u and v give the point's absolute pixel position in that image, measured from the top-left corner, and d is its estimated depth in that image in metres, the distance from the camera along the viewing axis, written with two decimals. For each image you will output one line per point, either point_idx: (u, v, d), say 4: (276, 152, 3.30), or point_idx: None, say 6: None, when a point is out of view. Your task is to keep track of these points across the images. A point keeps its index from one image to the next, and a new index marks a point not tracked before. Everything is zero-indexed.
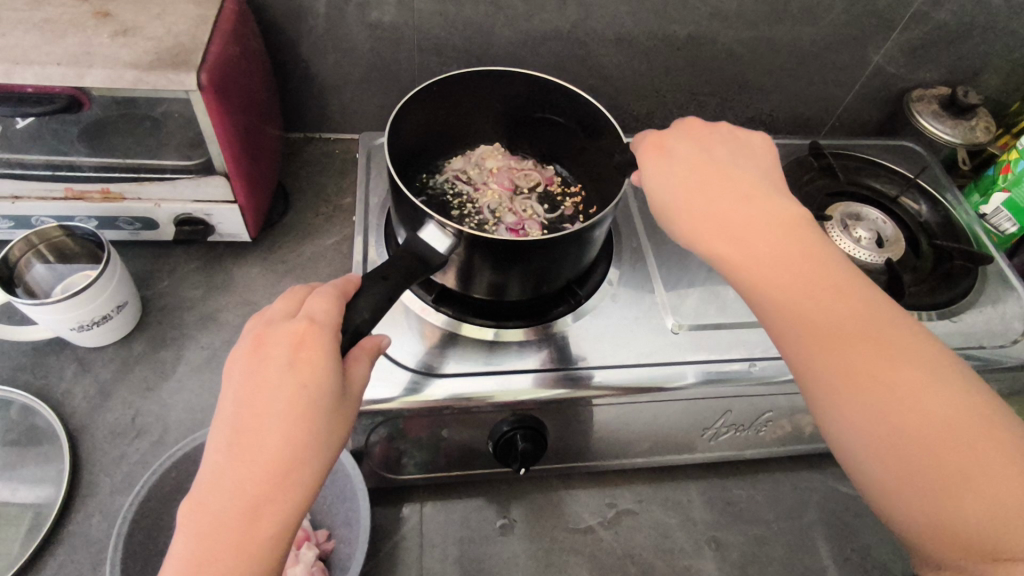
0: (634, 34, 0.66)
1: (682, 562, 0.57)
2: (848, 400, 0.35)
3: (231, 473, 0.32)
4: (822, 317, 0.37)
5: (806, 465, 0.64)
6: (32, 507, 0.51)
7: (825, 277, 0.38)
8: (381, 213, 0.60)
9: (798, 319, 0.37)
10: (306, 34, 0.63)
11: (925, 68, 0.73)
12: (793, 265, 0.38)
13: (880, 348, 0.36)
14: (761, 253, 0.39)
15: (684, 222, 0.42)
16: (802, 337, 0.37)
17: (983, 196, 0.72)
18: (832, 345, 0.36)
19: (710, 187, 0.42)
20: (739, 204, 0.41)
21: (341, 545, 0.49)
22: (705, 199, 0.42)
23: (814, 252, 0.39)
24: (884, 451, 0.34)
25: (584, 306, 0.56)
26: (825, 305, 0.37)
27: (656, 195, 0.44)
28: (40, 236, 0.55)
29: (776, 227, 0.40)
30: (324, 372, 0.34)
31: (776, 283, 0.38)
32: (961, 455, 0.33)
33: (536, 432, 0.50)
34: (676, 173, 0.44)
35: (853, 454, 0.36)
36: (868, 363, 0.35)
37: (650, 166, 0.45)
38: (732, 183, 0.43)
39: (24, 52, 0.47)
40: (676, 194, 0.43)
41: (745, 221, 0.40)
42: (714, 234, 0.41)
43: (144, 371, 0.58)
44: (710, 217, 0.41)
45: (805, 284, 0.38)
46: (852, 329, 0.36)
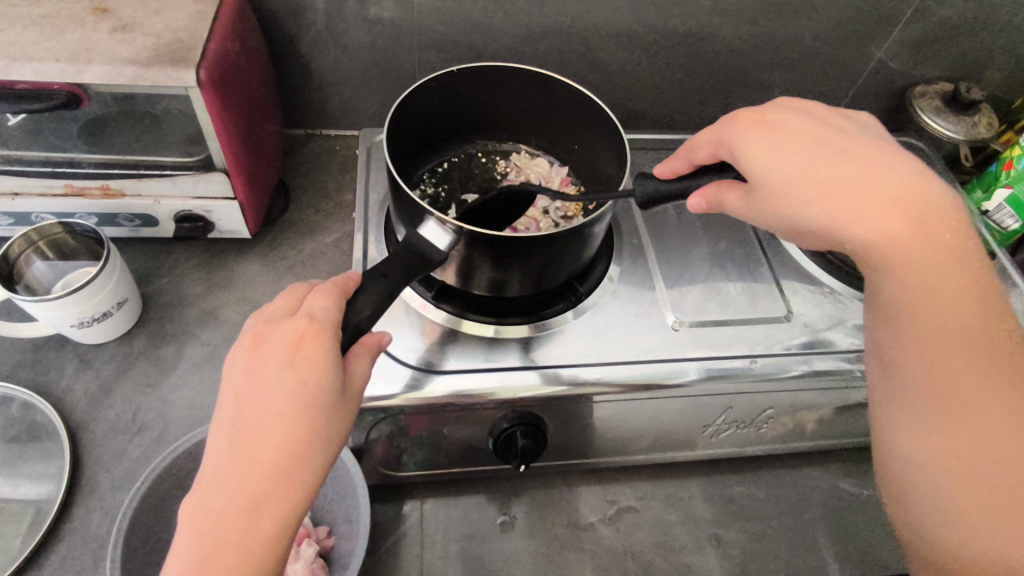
0: (635, 29, 0.66)
1: (682, 559, 0.57)
2: (959, 416, 0.40)
3: (229, 470, 0.32)
4: (972, 336, 0.40)
5: (808, 462, 0.64)
6: (33, 504, 0.51)
7: (965, 290, 0.41)
8: (381, 210, 0.60)
9: (937, 329, 0.40)
10: (306, 30, 0.63)
11: (928, 63, 0.73)
12: (922, 243, 0.40)
13: (1003, 377, 0.40)
14: (909, 244, 0.40)
15: (824, 205, 0.40)
16: (944, 346, 0.40)
17: (985, 192, 0.72)
18: (962, 362, 0.40)
19: (844, 159, 0.41)
20: (892, 189, 0.40)
21: (341, 542, 0.49)
22: (847, 182, 0.40)
23: (966, 259, 0.41)
24: (941, 464, 0.41)
25: (585, 302, 0.56)
26: (972, 322, 0.40)
27: (776, 169, 0.41)
28: (39, 233, 0.55)
29: (936, 227, 0.40)
30: (324, 368, 0.34)
31: (925, 286, 0.40)
32: (1012, 486, 0.39)
33: (535, 428, 0.50)
34: (810, 147, 0.41)
35: (908, 453, 0.42)
36: (984, 393, 0.40)
37: (761, 139, 0.42)
38: (889, 167, 0.41)
39: (23, 48, 0.47)
40: (816, 173, 0.40)
41: (920, 215, 0.40)
42: (881, 218, 0.39)
43: (144, 367, 0.58)
44: (873, 209, 0.39)
45: (955, 300, 0.40)
46: (968, 352, 0.40)
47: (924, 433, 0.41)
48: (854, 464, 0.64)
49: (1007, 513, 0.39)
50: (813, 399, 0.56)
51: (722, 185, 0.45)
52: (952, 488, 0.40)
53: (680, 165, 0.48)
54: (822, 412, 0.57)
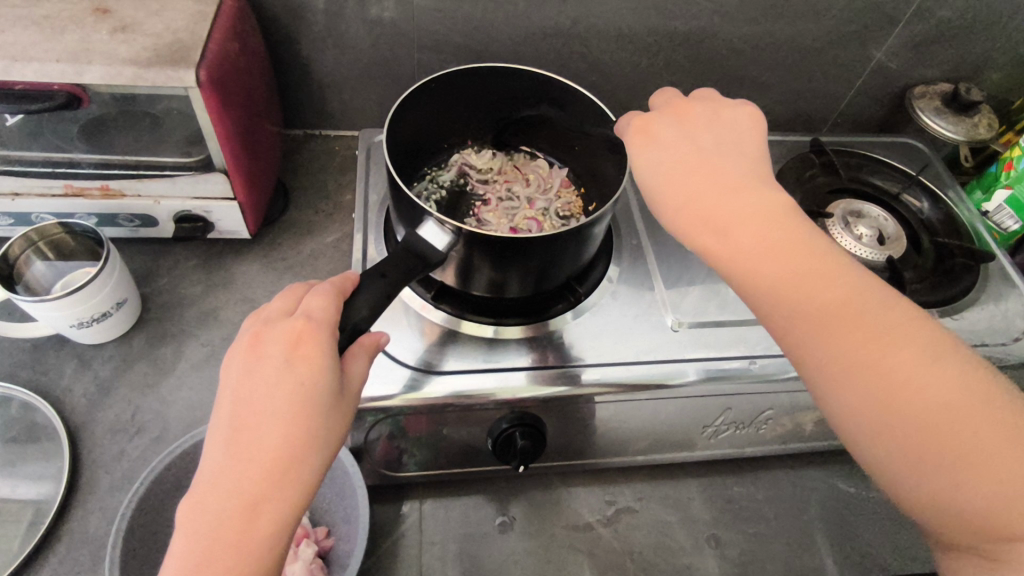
0: (635, 30, 0.66)
1: (681, 560, 0.57)
2: (868, 396, 0.34)
3: (228, 470, 0.32)
4: (823, 313, 0.36)
5: (807, 463, 0.64)
6: (32, 504, 0.51)
7: (805, 263, 0.37)
8: (381, 210, 0.60)
9: (794, 320, 0.37)
10: (306, 30, 0.63)
11: (929, 64, 0.73)
12: (772, 243, 0.38)
13: (881, 338, 0.35)
14: (733, 236, 0.39)
15: (670, 210, 0.41)
16: (806, 339, 0.36)
17: (985, 193, 0.72)
18: (836, 335, 0.35)
19: (693, 172, 0.41)
20: (710, 186, 0.40)
21: (340, 543, 0.49)
22: (676, 187, 0.41)
23: (785, 234, 0.38)
24: (899, 455, 0.33)
25: (584, 303, 0.56)
26: (818, 299, 0.36)
27: (649, 179, 0.43)
28: (39, 234, 0.55)
29: (744, 214, 0.39)
30: (322, 368, 0.34)
31: (771, 278, 0.37)
32: (963, 438, 0.32)
33: (535, 429, 0.50)
34: (666, 165, 0.42)
35: (867, 451, 0.35)
36: (876, 366, 0.34)
37: (640, 150, 0.44)
38: (713, 166, 0.41)
39: (23, 49, 0.47)
40: (665, 184, 0.42)
41: (740, 201, 0.40)
42: (696, 220, 0.40)
43: (143, 368, 0.58)
44: (698, 209, 0.40)
45: (801, 277, 0.37)
46: (844, 323, 0.35)
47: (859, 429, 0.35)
48: (854, 465, 0.64)
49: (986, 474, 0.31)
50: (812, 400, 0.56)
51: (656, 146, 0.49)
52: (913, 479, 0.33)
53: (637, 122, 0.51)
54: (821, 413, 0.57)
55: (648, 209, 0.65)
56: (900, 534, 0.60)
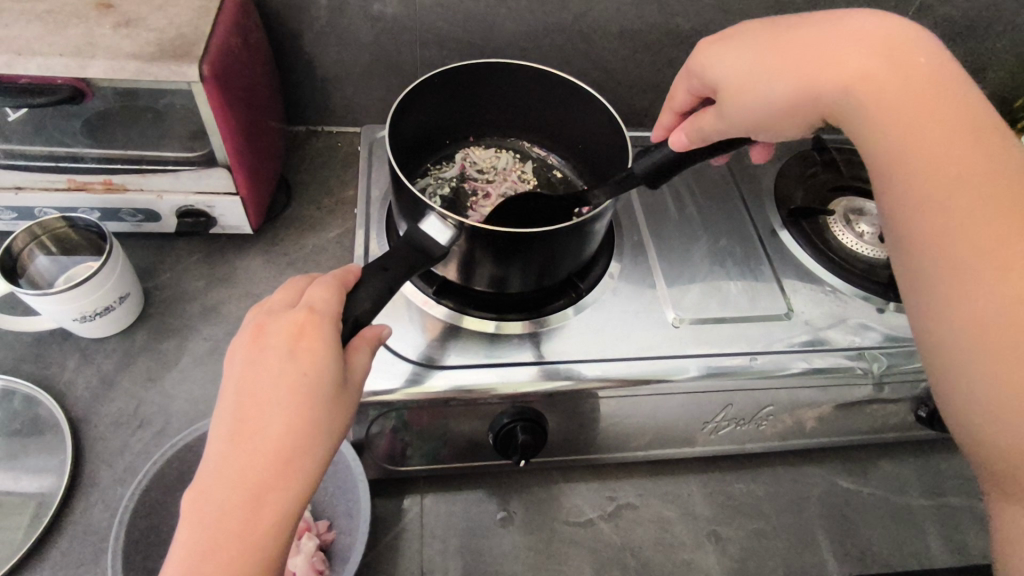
0: (637, 26, 0.66)
1: (681, 555, 0.57)
2: (974, 267, 0.34)
3: (232, 462, 0.32)
4: (955, 182, 0.36)
5: (808, 460, 0.64)
6: (35, 497, 0.51)
7: (953, 138, 0.37)
8: (382, 206, 0.60)
9: (934, 194, 0.36)
10: (308, 26, 0.63)
11: None
12: (932, 107, 0.38)
13: (1008, 217, 0.34)
14: (877, 97, 0.39)
15: (789, 79, 0.41)
16: (929, 199, 0.37)
17: None
18: (977, 210, 0.35)
19: (845, 49, 0.41)
20: (865, 53, 0.40)
21: (341, 536, 0.50)
22: (807, 55, 0.41)
23: (934, 109, 0.38)
24: (979, 333, 0.34)
25: (585, 299, 0.56)
26: (949, 170, 0.36)
27: (756, 61, 0.43)
28: (42, 227, 0.55)
29: (896, 83, 0.39)
30: (325, 360, 0.34)
31: (913, 141, 0.38)
32: None
33: (535, 424, 0.50)
34: (821, 31, 0.42)
35: (943, 324, 0.36)
36: (993, 239, 0.34)
37: (719, 46, 0.45)
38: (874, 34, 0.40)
39: (27, 43, 0.47)
40: (785, 59, 0.42)
41: (922, 72, 0.39)
42: (843, 81, 0.40)
43: (146, 362, 0.58)
44: (842, 70, 0.40)
45: (941, 145, 0.37)
46: (976, 194, 0.35)
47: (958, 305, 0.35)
48: (854, 462, 0.64)
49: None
50: (813, 397, 0.56)
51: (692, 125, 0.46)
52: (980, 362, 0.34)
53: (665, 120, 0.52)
54: (821, 409, 0.57)
55: (650, 206, 0.65)
56: (901, 531, 0.61)
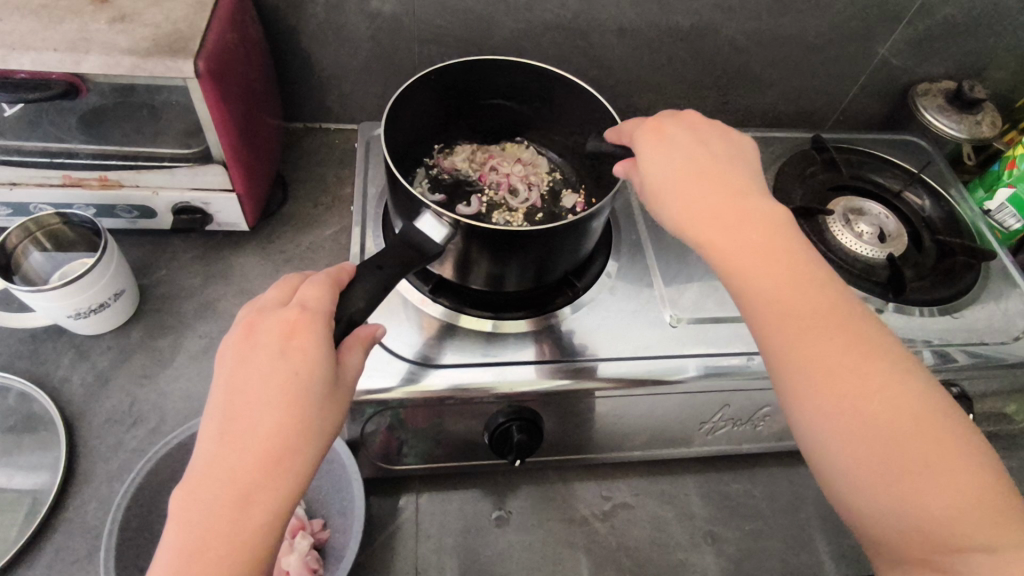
0: (637, 24, 0.66)
1: (677, 556, 0.57)
2: (833, 398, 0.35)
3: (222, 460, 0.32)
4: (804, 316, 0.37)
5: (805, 461, 0.64)
6: (29, 494, 0.51)
7: (794, 270, 0.38)
8: (380, 203, 0.60)
9: (783, 332, 0.37)
10: (306, 22, 0.63)
11: (932, 61, 0.73)
12: (764, 242, 0.39)
13: (852, 343, 0.36)
14: (734, 234, 0.39)
15: (676, 202, 0.41)
16: (782, 337, 0.37)
17: (987, 191, 0.71)
18: (818, 348, 0.36)
19: (698, 178, 0.41)
20: (723, 185, 0.41)
21: (336, 535, 0.49)
22: (679, 187, 0.41)
23: (775, 242, 0.39)
24: (854, 459, 0.34)
25: (581, 298, 0.56)
26: (802, 304, 0.37)
27: (653, 176, 0.42)
28: (37, 224, 0.55)
29: (744, 216, 0.40)
30: (316, 360, 0.34)
31: (757, 275, 0.38)
32: (922, 455, 0.33)
33: (532, 424, 0.50)
34: (679, 161, 0.42)
35: (820, 449, 0.36)
36: (846, 367, 0.35)
37: (651, 147, 0.43)
38: (728, 171, 0.42)
39: (21, 37, 0.47)
40: (676, 181, 0.41)
41: (748, 207, 0.40)
42: (708, 216, 0.40)
43: (141, 359, 0.58)
44: (709, 204, 0.40)
45: (783, 274, 0.38)
46: (823, 326, 0.37)
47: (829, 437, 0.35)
48: None
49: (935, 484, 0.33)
50: None
51: (639, 162, 0.45)
52: (861, 481, 0.34)
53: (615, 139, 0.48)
54: None
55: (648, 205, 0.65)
56: None
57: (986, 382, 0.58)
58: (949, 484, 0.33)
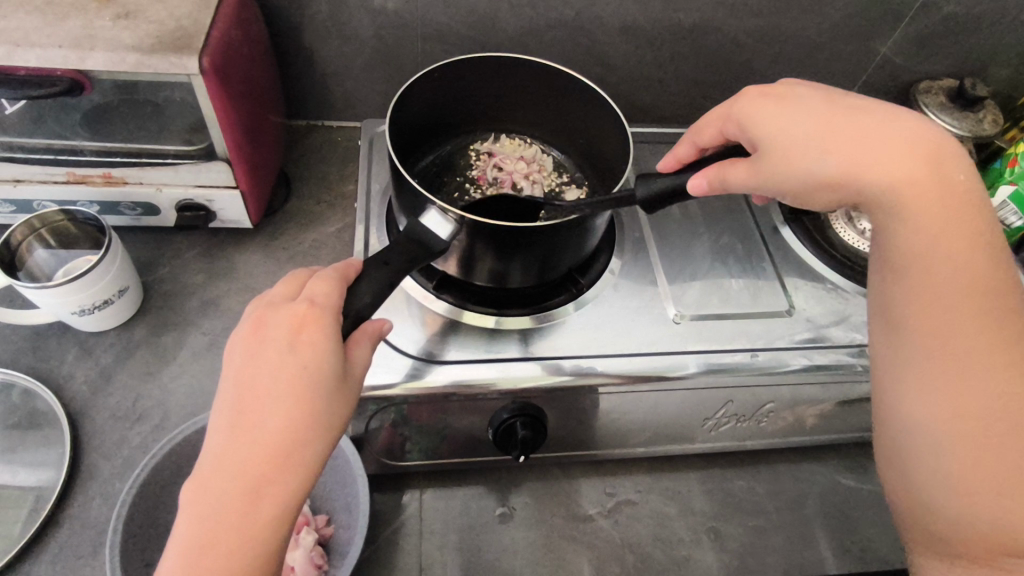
0: (639, 22, 0.66)
1: (680, 552, 0.57)
2: (949, 384, 0.39)
3: (231, 453, 0.32)
4: (948, 307, 0.40)
5: (808, 457, 0.64)
6: (33, 490, 0.51)
7: (965, 258, 0.40)
8: (383, 200, 0.60)
9: (926, 312, 0.40)
10: (309, 20, 0.63)
11: (934, 59, 0.73)
12: (947, 220, 0.40)
13: (988, 339, 0.39)
14: (922, 207, 0.40)
15: (838, 158, 0.40)
16: (916, 317, 0.41)
17: (989, 189, 0.71)
18: (952, 333, 0.40)
19: (867, 134, 0.41)
20: (899, 148, 0.40)
21: (339, 531, 0.49)
22: (843, 137, 0.41)
23: (967, 227, 0.41)
24: (947, 439, 0.39)
25: (585, 295, 0.56)
26: (952, 295, 0.40)
27: (797, 127, 0.42)
28: (40, 221, 0.55)
29: (945, 195, 0.40)
30: (325, 354, 0.34)
31: (919, 247, 0.40)
32: (1015, 459, 0.38)
33: (536, 420, 0.50)
34: (826, 117, 0.42)
35: (916, 425, 0.40)
36: (989, 362, 0.39)
37: (771, 114, 0.43)
38: (896, 132, 0.41)
39: (25, 34, 0.47)
40: (817, 134, 0.41)
41: (928, 175, 0.40)
42: (897, 182, 0.40)
43: (145, 356, 0.58)
44: (887, 166, 0.40)
45: (953, 257, 0.40)
46: (976, 323, 0.39)
47: (925, 413, 0.40)
48: (854, 459, 0.64)
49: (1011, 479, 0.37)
50: (813, 394, 0.56)
51: (722, 167, 0.44)
52: (949, 461, 0.39)
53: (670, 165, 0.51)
54: (823, 406, 0.57)
55: None
56: None
57: None
58: None
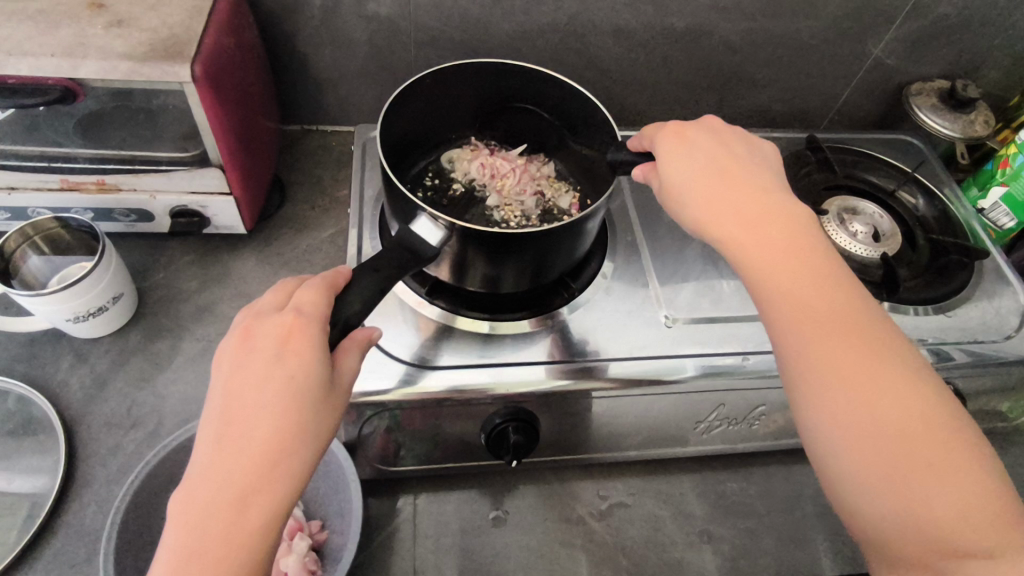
0: (632, 26, 0.66)
1: (673, 555, 0.57)
2: (827, 394, 0.36)
3: (218, 464, 0.32)
4: (819, 323, 0.38)
5: (800, 459, 0.64)
6: (29, 497, 0.51)
7: (814, 271, 0.39)
8: (376, 206, 0.60)
9: (789, 325, 0.38)
10: (302, 26, 0.63)
11: (926, 61, 0.73)
12: (785, 237, 0.40)
13: (862, 348, 0.37)
14: (755, 238, 0.40)
15: (694, 201, 0.43)
16: (788, 332, 0.38)
17: (981, 190, 0.72)
18: (819, 341, 0.37)
19: (710, 173, 0.43)
20: (737, 186, 0.43)
21: (333, 536, 0.50)
22: (695, 182, 0.43)
23: (805, 245, 0.40)
24: (854, 466, 0.35)
25: (578, 298, 0.56)
26: (818, 309, 0.38)
27: (672, 171, 0.44)
28: (34, 228, 0.56)
29: (779, 222, 0.41)
30: (311, 364, 0.34)
31: (768, 261, 0.40)
32: (919, 455, 0.34)
33: (528, 424, 0.50)
34: (690, 160, 0.44)
35: (819, 445, 0.37)
36: (873, 373, 0.36)
37: (672, 152, 0.45)
38: (738, 172, 0.43)
39: (18, 43, 0.47)
40: (693, 177, 0.43)
41: (759, 201, 0.42)
42: (734, 219, 0.41)
43: (140, 363, 0.59)
44: (724, 201, 0.42)
45: (799, 268, 0.39)
46: (839, 325, 0.37)
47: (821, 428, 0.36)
48: None
49: (937, 491, 0.33)
50: None
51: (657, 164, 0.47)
52: (859, 473, 0.35)
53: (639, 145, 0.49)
54: None
55: (643, 206, 0.65)
56: None
57: (981, 380, 0.59)
58: (948, 486, 0.33)
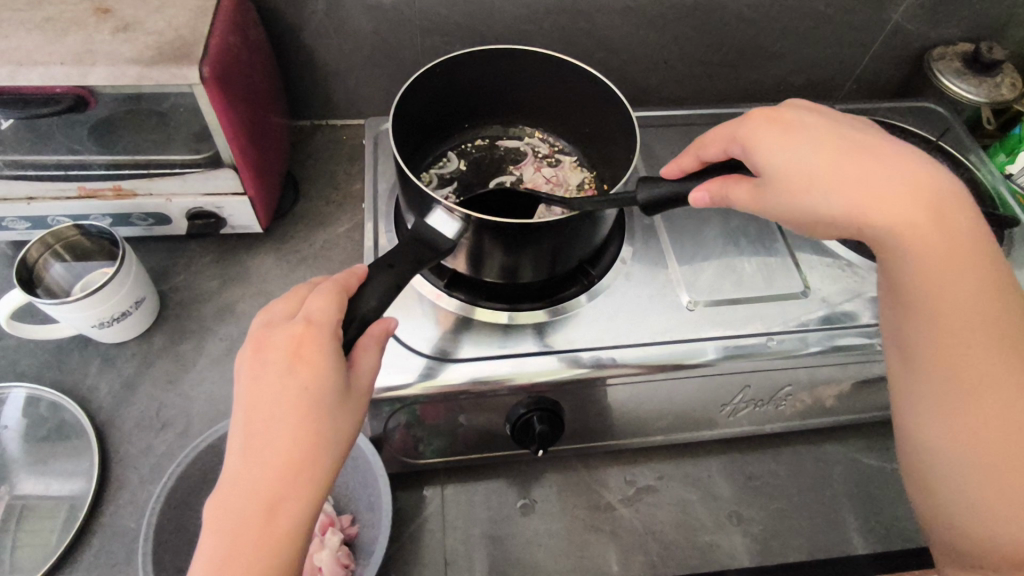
0: (642, 2, 0.65)
1: (704, 538, 0.57)
2: (963, 398, 0.40)
3: (245, 474, 0.32)
4: (968, 330, 0.40)
5: (827, 437, 0.64)
6: (67, 500, 0.52)
7: (970, 277, 0.40)
8: (391, 199, 0.60)
9: (942, 333, 0.40)
10: (308, 20, 0.63)
11: (949, 23, 0.70)
12: (949, 238, 0.40)
13: (1008, 359, 0.40)
14: (923, 241, 0.40)
15: (843, 195, 0.40)
16: (938, 339, 0.40)
17: (1010, 155, 0.70)
18: (965, 349, 0.40)
19: (862, 161, 0.41)
20: (901, 179, 0.40)
21: (364, 530, 0.50)
22: (857, 173, 0.40)
23: (963, 246, 0.40)
24: (976, 459, 0.40)
25: (597, 286, 0.56)
26: (973, 314, 0.40)
27: (798, 161, 0.41)
28: (55, 236, 0.56)
29: (952, 215, 0.40)
30: (326, 371, 0.34)
31: (930, 267, 0.40)
32: None
33: (553, 414, 0.50)
34: (834, 145, 0.41)
35: (944, 441, 0.41)
36: (1010, 385, 0.39)
37: (779, 138, 0.42)
38: (892, 160, 0.41)
39: (28, 53, 0.47)
40: (838, 165, 0.41)
41: (914, 197, 0.40)
42: (904, 224, 0.40)
43: (165, 365, 0.59)
44: (885, 192, 0.40)
45: (957, 275, 0.40)
46: (986, 336, 0.40)
47: (953, 428, 0.40)
48: (874, 438, 0.64)
49: None
50: (833, 374, 0.55)
51: (725, 181, 0.44)
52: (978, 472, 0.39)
53: (675, 170, 0.49)
54: (842, 387, 0.57)
55: None
56: None
57: None
58: None
